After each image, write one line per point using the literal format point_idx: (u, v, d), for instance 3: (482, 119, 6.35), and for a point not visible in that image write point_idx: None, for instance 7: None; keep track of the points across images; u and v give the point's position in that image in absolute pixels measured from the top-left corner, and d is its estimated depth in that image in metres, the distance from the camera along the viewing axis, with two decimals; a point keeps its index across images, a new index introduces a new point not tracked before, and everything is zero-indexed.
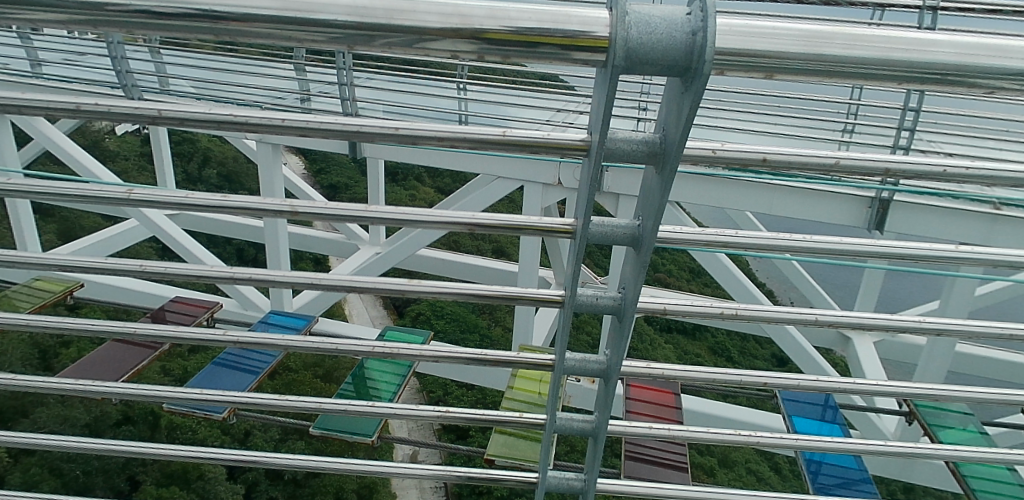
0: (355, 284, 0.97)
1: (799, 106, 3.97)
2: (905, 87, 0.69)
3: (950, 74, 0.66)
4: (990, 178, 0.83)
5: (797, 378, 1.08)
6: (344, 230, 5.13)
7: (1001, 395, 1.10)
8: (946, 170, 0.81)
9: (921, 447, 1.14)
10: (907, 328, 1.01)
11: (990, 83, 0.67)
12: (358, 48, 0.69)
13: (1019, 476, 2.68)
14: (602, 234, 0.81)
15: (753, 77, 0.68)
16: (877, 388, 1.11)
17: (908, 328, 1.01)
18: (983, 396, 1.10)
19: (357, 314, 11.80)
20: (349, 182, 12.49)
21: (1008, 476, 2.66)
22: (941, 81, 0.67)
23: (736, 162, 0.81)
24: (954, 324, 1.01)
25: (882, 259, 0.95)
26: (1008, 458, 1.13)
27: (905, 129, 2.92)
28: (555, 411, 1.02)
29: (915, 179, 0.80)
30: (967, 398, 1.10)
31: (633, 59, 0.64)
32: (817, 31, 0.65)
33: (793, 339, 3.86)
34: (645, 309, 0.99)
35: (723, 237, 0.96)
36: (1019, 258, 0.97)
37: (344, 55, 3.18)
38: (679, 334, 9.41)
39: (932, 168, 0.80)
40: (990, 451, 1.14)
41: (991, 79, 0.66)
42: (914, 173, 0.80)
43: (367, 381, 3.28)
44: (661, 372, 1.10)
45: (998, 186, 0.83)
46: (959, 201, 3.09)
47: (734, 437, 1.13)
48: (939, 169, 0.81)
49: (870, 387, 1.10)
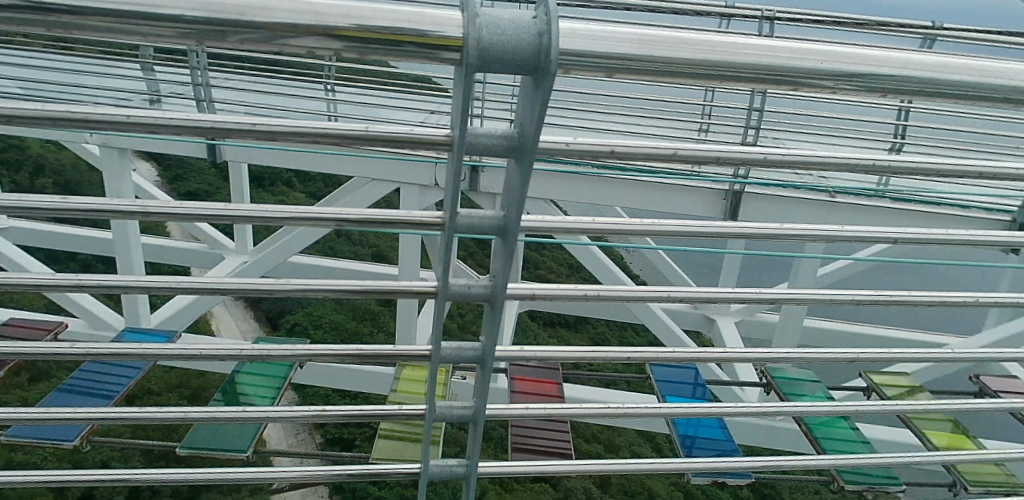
0: (217, 287, 0.93)
1: (658, 105, 4.20)
2: (727, 85, 0.76)
3: (767, 74, 0.74)
4: (803, 163, 0.93)
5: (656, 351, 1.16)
6: (209, 238, 4.85)
7: (829, 355, 1.23)
8: (765, 157, 0.91)
9: (769, 405, 1.26)
10: (744, 299, 1.11)
11: (797, 81, 0.76)
12: (210, 44, 0.67)
13: (860, 433, 3.01)
14: (469, 224, 0.83)
15: (595, 76, 0.73)
16: (726, 355, 1.21)
17: (748, 300, 1.11)
18: (813, 357, 1.23)
19: (227, 327, 11.23)
20: (209, 188, 11.83)
21: (852, 434, 2.98)
22: (760, 80, 0.75)
23: (585, 154, 0.85)
24: (803, 295, 1.12)
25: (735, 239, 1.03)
26: (837, 410, 1.28)
27: (752, 127, 3.18)
28: (431, 399, 1.02)
29: (753, 166, 0.88)
30: (799, 359, 1.23)
31: (486, 59, 0.67)
32: (648, 35, 0.71)
33: (661, 321, 4.09)
34: (513, 295, 1.01)
35: (582, 224, 1.01)
36: (837, 233, 1.09)
37: (198, 55, 3.03)
38: (561, 328, 9.71)
39: (755, 155, 0.89)
40: (825, 403, 1.28)
41: (796, 78, 0.75)
42: (740, 161, 0.89)
43: (242, 394, 3.13)
44: (533, 354, 1.13)
45: (810, 168, 0.93)
46: (799, 191, 3.42)
47: (602, 411, 1.20)
48: (759, 157, 0.90)
49: (718, 355, 1.20)
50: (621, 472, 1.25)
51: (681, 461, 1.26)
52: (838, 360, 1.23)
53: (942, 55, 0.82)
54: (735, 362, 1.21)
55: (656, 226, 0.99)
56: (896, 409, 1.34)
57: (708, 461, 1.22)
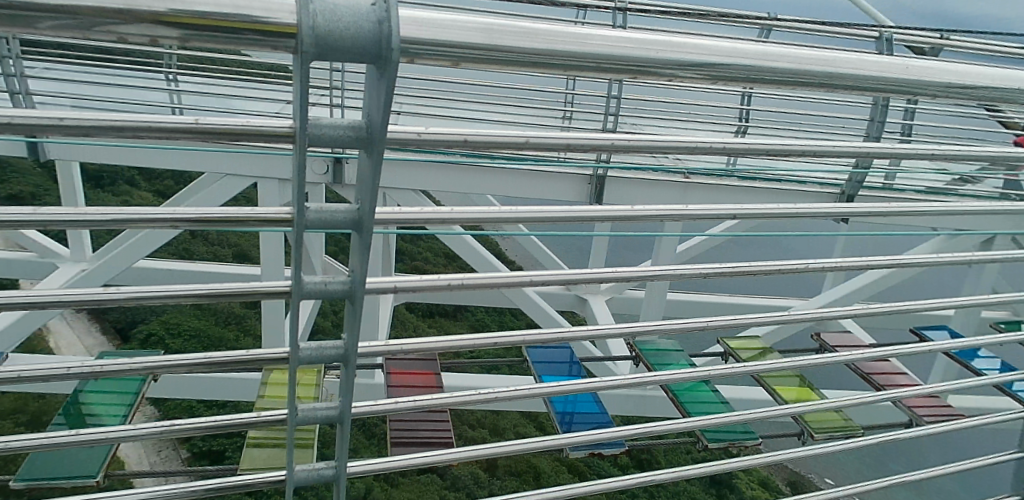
0: (34, 302, 0.83)
1: (522, 93, 4.27)
2: (571, 74, 0.78)
3: (608, 64, 0.77)
4: (649, 147, 0.97)
5: (521, 335, 1.19)
6: (40, 246, 4.37)
7: (686, 325, 1.31)
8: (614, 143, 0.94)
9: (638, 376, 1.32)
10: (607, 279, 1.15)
11: (637, 69, 0.79)
12: (6, 30, 0.60)
13: (720, 395, 3.24)
14: (321, 220, 0.80)
15: (441, 65, 0.72)
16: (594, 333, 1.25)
17: (610, 280, 1.15)
18: (673, 328, 1.30)
19: (70, 343, 10.21)
20: (38, 191, 10.65)
21: (713, 396, 3.21)
22: (603, 69, 0.78)
23: (438, 144, 0.84)
24: (664, 272, 1.18)
25: (599, 222, 1.06)
26: (698, 374, 1.37)
27: (611, 114, 3.32)
28: (293, 401, 0.97)
29: (614, 153, 0.91)
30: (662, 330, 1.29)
31: (323, 47, 0.64)
32: (492, 25, 0.72)
33: (535, 303, 4.19)
34: (374, 288, 0.98)
35: (441, 214, 0.99)
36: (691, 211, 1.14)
37: (11, 42, 2.70)
38: (440, 317, 9.73)
39: (603, 140, 0.92)
40: (687, 370, 1.36)
41: (635, 67, 0.79)
42: (590, 146, 0.91)
43: (89, 415, 2.86)
44: (401, 347, 1.10)
45: (655, 152, 0.97)
46: (657, 174, 3.62)
47: (474, 397, 1.20)
48: (608, 142, 0.93)
49: (586, 331, 1.24)
50: (506, 453, 1.26)
51: (564, 436, 1.29)
52: (693, 329, 1.31)
53: (772, 44, 0.89)
54: (607, 339, 1.25)
55: (524, 212, 1.00)
56: (753, 369, 1.45)
57: (589, 433, 1.26)
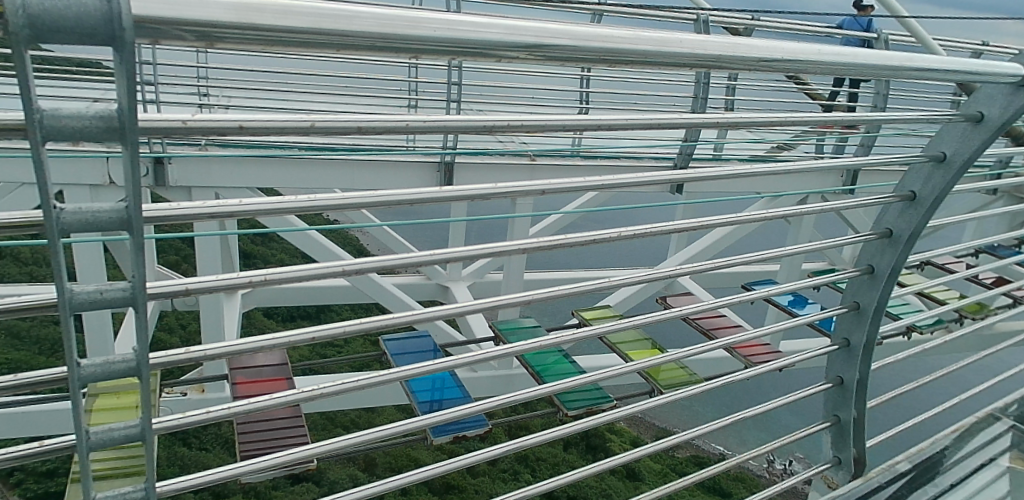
0: None
1: (362, 82, 4.19)
2: (344, 54, 0.77)
3: (381, 41, 0.77)
4: (450, 128, 0.92)
5: (382, 319, 1.08)
6: None
7: (539, 295, 1.33)
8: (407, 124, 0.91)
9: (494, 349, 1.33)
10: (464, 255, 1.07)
11: (412, 47, 0.80)
12: None
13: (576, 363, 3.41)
14: (78, 221, 0.68)
15: (195, 46, 0.68)
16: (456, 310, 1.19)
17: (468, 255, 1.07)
18: (527, 298, 1.31)
19: None
20: None
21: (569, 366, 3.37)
22: (377, 46, 0.78)
23: (208, 131, 0.76)
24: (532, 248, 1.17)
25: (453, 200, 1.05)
26: (551, 342, 1.41)
27: (452, 100, 3.35)
28: (83, 425, 0.77)
29: (472, 134, 0.93)
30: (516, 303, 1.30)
31: (38, 27, 0.57)
32: (247, 3, 0.68)
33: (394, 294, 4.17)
34: (161, 293, 0.82)
35: (229, 207, 0.88)
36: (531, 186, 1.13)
37: None
38: (303, 319, 9.40)
39: (395, 122, 0.89)
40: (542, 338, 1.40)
41: (410, 44, 0.79)
42: (379, 128, 0.88)
43: None
44: (212, 352, 0.93)
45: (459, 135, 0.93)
46: (503, 156, 3.70)
47: (299, 395, 1.08)
48: (401, 123, 0.89)
49: (447, 311, 1.17)
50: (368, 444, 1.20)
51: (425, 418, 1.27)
52: (546, 297, 1.33)
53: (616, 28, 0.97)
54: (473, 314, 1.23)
55: (371, 195, 0.95)
56: (601, 332, 1.52)
57: (452, 411, 1.24)
